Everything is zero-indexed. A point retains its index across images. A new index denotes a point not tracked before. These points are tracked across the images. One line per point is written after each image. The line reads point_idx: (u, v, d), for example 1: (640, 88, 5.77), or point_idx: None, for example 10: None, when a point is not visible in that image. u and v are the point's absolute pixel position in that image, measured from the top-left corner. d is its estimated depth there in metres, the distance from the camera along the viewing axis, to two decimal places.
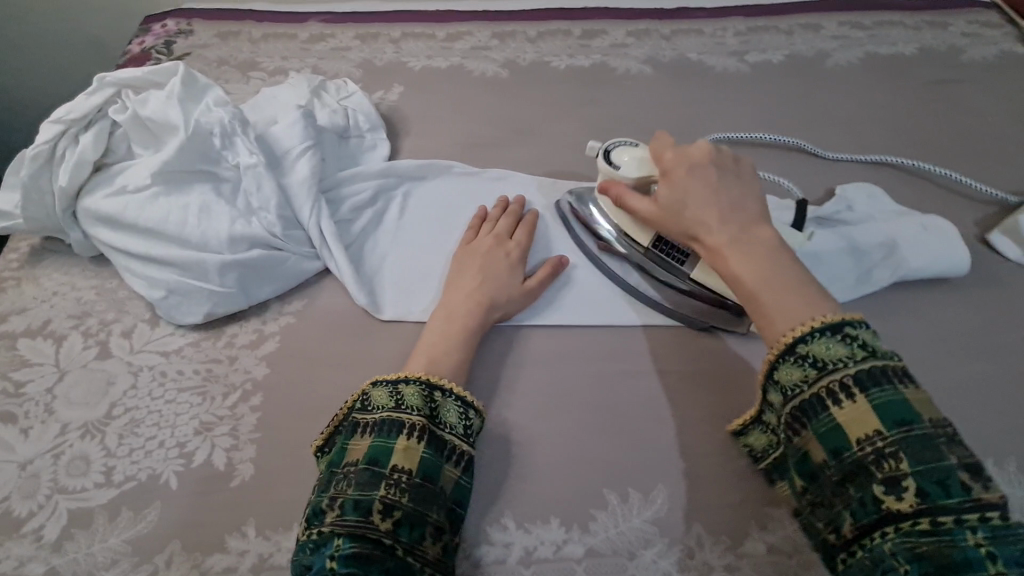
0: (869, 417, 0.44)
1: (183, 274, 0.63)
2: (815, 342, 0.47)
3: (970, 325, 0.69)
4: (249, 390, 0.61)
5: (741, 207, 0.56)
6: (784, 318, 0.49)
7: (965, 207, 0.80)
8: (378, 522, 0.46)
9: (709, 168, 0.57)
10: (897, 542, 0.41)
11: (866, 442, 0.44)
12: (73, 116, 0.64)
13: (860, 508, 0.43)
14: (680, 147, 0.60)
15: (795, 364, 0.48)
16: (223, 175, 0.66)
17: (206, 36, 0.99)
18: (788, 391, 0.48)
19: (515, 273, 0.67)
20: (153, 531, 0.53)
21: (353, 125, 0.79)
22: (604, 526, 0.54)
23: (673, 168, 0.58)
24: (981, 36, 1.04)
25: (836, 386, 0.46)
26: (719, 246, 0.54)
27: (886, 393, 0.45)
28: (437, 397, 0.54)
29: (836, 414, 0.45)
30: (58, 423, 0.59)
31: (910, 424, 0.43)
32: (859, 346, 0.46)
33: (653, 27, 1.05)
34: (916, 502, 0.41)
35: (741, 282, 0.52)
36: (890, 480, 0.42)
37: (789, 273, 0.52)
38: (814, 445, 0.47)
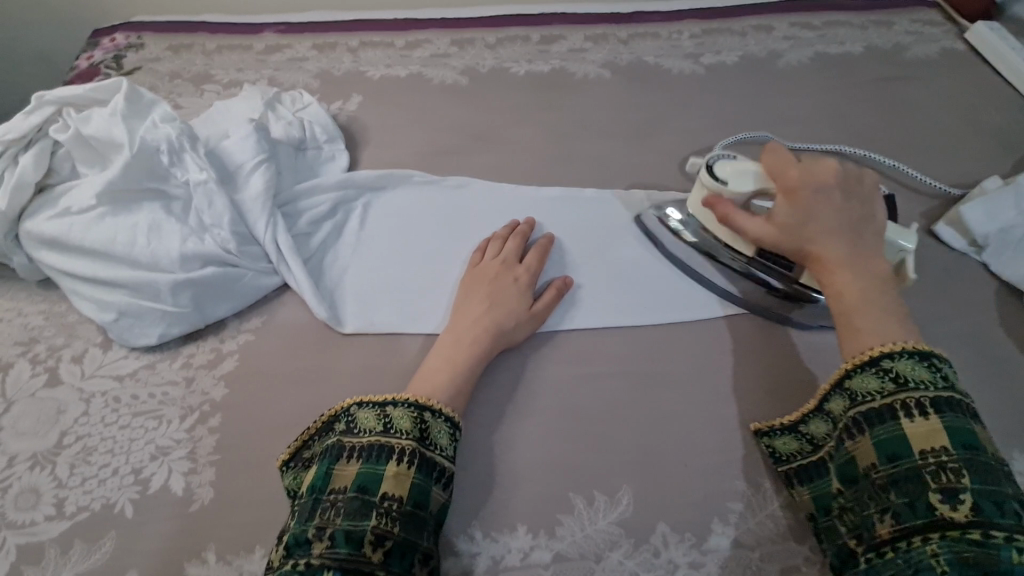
0: (938, 436, 0.47)
1: (135, 296, 0.62)
2: (902, 360, 0.50)
3: (921, 314, 0.71)
4: (208, 412, 0.60)
5: (859, 232, 0.58)
6: (879, 331, 0.52)
7: (912, 200, 0.83)
8: (370, 554, 0.47)
9: (833, 187, 0.59)
10: (942, 546, 0.43)
11: (930, 454, 0.47)
12: (11, 136, 0.62)
13: (907, 511, 0.46)
14: (803, 165, 0.61)
15: (875, 375, 0.51)
16: (173, 192, 0.64)
17: (157, 49, 0.97)
18: (858, 396, 0.51)
19: (526, 297, 0.67)
20: (108, 563, 0.51)
21: (309, 137, 0.78)
22: (571, 530, 0.55)
23: (797, 186, 0.59)
24: (924, 34, 1.08)
25: (912, 402, 0.49)
26: (832, 262, 0.57)
27: (958, 419, 0.48)
28: (427, 418, 0.54)
29: (904, 426, 0.48)
30: (5, 456, 0.57)
31: (975, 450, 0.46)
32: (940, 376, 0.50)
33: (610, 31, 1.06)
34: (970, 515, 0.44)
35: (843, 298, 0.55)
36: (947, 491, 0.45)
37: (888, 302, 0.55)
38: (870, 449, 0.49)
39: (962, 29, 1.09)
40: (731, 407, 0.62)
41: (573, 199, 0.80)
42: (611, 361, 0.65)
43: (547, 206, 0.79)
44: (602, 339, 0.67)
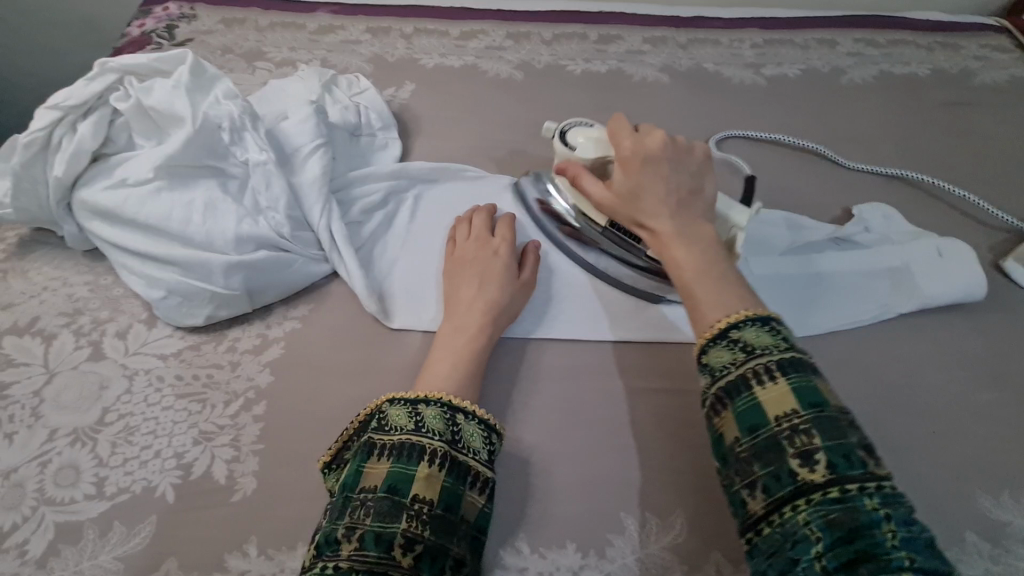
0: (789, 398, 0.43)
1: (184, 274, 0.60)
2: (747, 328, 0.47)
3: (986, 352, 0.68)
4: (253, 399, 0.58)
5: (688, 202, 0.57)
6: (713, 308, 0.50)
7: (978, 231, 0.80)
8: (400, 557, 0.44)
9: (661, 158, 0.58)
10: (810, 512, 0.38)
11: (784, 419, 0.42)
12: (71, 102, 0.60)
13: (774, 482, 0.40)
14: (637, 135, 0.61)
15: (726, 346, 0.46)
16: (231, 171, 0.63)
17: (210, 22, 0.96)
18: (715, 371, 0.46)
19: (511, 270, 0.66)
20: (147, 548, 0.50)
21: (364, 124, 0.76)
22: (622, 551, 0.53)
23: (631, 155, 0.59)
24: (992, 60, 1.04)
25: (760, 368, 0.44)
26: (666, 234, 0.55)
27: (803, 377, 0.44)
28: (459, 420, 0.52)
29: (756, 393, 0.44)
30: (46, 429, 0.55)
31: (822, 407, 0.42)
32: (783, 338, 0.46)
33: (669, 35, 1.03)
34: (827, 473, 0.39)
35: (681, 269, 0.53)
36: (803, 453, 0.40)
37: (727, 269, 0.53)
38: (730, 423, 0.44)
39: None
40: None
41: None
42: (664, 378, 0.63)
43: None
44: (656, 354, 0.65)
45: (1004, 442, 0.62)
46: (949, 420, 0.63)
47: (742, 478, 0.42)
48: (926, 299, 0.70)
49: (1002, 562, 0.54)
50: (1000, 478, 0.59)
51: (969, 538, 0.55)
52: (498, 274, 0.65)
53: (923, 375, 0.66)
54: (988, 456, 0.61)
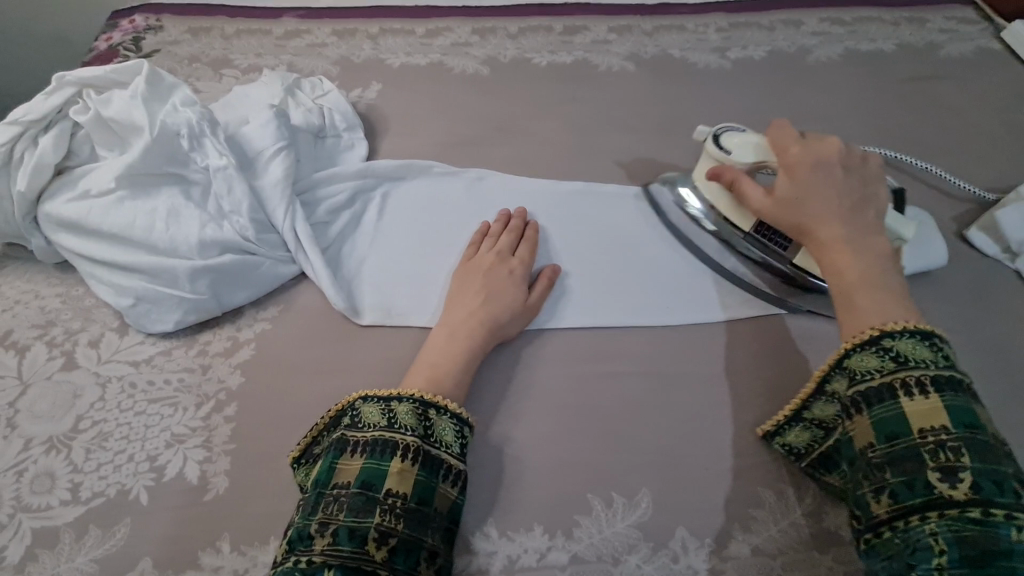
0: (939, 414, 0.44)
1: (152, 281, 0.61)
2: (904, 339, 0.47)
3: (953, 321, 0.69)
4: (223, 400, 0.59)
5: (859, 211, 0.57)
6: (878, 310, 0.50)
7: (943, 203, 0.81)
8: (374, 551, 0.46)
9: (831, 165, 0.59)
10: (941, 525, 0.41)
11: (930, 433, 0.44)
12: (31, 117, 0.61)
13: (905, 490, 0.43)
14: (805, 143, 0.62)
15: (875, 352, 0.48)
16: (192, 177, 0.64)
17: (177, 32, 0.96)
18: (857, 375, 0.48)
19: (520, 288, 0.65)
20: (122, 550, 0.51)
21: (328, 125, 0.77)
22: (588, 531, 0.54)
23: (798, 160, 0.60)
24: (958, 32, 1.05)
25: (912, 380, 0.46)
26: (828, 238, 0.55)
27: (959, 398, 0.45)
28: (431, 415, 0.53)
29: (904, 404, 0.45)
30: (21, 439, 0.56)
31: (976, 429, 0.43)
32: (941, 354, 0.47)
33: (634, 23, 1.04)
34: (970, 493, 0.41)
35: (841, 274, 0.53)
36: (945, 469, 0.42)
37: (892, 282, 0.53)
38: (867, 428, 0.46)
39: (998, 28, 1.05)
40: (749, 410, 0.61)
41: (594, 193, 0.78)
42: (633, 361, 0.64)
43: (552, 199, 0.77)
44: (626, 339, 0.66)
45: None
46: None
47: (870, 481, 0.45)
48: None
49: None
50: None
51: None
52: (508, 294, 0.64)
53: None
54: None
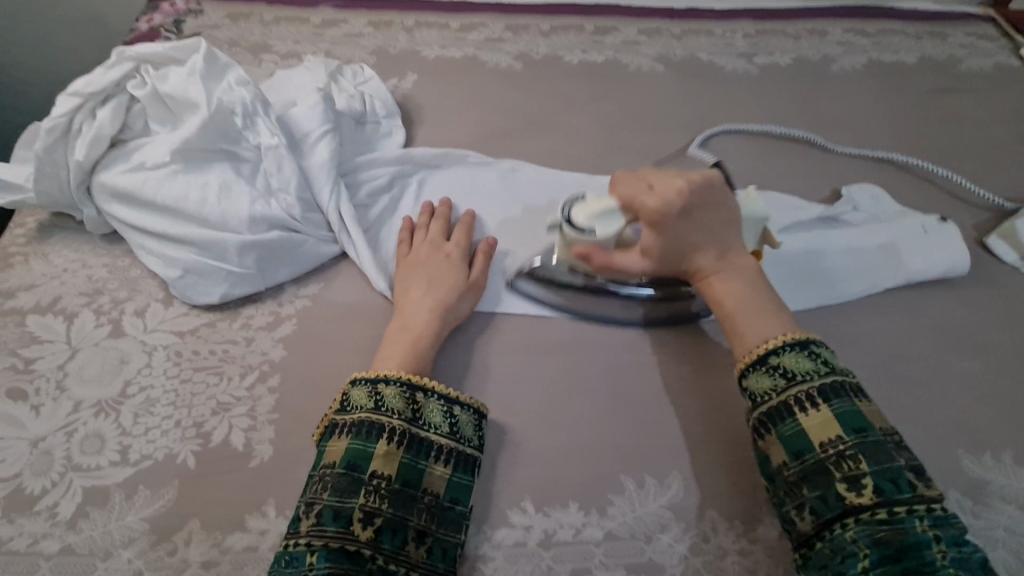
0: (831, 424, 0.49)
1: (201, 254, 0.63)
2: (786, 355, 0.52)
3: (972, 323, 0.71)
4: (267, 371, 0.61)
5: (722, 239, 0.58)
6: (758, 333, 0.54)
7: (963, 210, 0.83)
8: (358, 531, 0.49)
9: (689, 207, 0.57)
10: (858, 531, 0.46)
11: (830, 445, 0.49)
12: (91, 90, 0.63)
13: (823, 505, 0.48)
14: (655, 189, 0.57)
15: (766, 373, 0.52)
16: (243, 155, 0.66)
17: (217, 17, 0.98)
18: (757, 397, 0.52)
19: (460, 269, 0.66)
20: (170, 511, 0.52)
21: (369, 112, 0.79)
22: (622, 510, 0.55)
23: (661, 215, 0.56)
24: (978, 48, 1.07)
25: (802, 396, 0.51)
26: (706, 272, 0.58)
27: (844, 403, 0.50)
28: (419, 397, 0.55)
29: (801, 421, 0.50)
30: (71, 401, 0.58)
31: (865, 432, 0.49)
32: (822, 361, 0.52)
33: (664, 26, 1.06)
34: (874, 497, 0.46)
35: (723, 306, 0.57)
36: (850, 478, 0.47)
37: (763, 297, 0.57)
38: (778, 448, 0.50)
39: (1017, 45, 1.08)
40: None
41: None
42: (663, 349, 0.66)
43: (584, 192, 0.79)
44: (657, 328, 0.67)
45: (984, 407, 0.65)
46: (929, 386, 0.66)
47: (792, 498, 0.49)
48: (911, 273, 0.73)
49: (982, 517, 0.57)
50: (984, 441, 0.62)
51: (952, 494, 0.59)
52: (451, 276, 0.65)
53: (914, 345, 0.69)
54: (972, 421, 0.63)
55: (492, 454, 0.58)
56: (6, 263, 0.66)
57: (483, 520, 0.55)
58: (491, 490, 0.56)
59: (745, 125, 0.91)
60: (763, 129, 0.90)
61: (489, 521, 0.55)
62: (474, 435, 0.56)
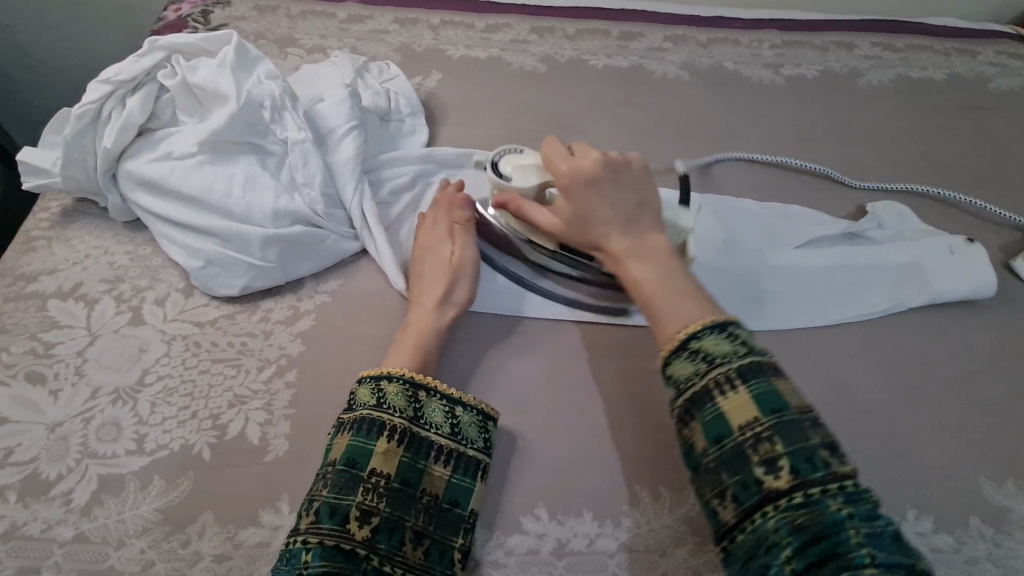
0: (749, 406, 0.45)
1: (223, 245, 0.63)
2: (706, 337, 0.48)
3: (996, 347, 0.70)
4: (284, 366, 0.60)
5: (638, 216, 0.58)
6: (674, 317, 0.51)
7: (990, 232, 0.82)
8: (355, 530, 0.48)
9: (600, 177, 0.59)
10: (778, 519, 0.41)
11: (746, 428, 0.44)
12: (122, 77, 0.63)
13: (742, 492, 0.43)
14: (572, 159, 0.61)
15: (688, 358, 0.48)
16: (270, 148, 0.66)
17: (244, 9, 0.98)
18: (678, 384, 0.48)
19: (444, 256, 0.65)
20: (184, 502, 0.52)
21: (394, 109, 0.79)
22: (637, 521, 0.55)
23: (570, 180, 0.59)
24: (1009, 67, 1.05)
25: (722, 378, 0.46)
26: (618, 251, 0.57)
27: (762, 383, 0.46)
28: (422, 396, 0.55)
29: (720, 404, 0.46)
30: (89, 387, 0.58)
31: (782, 411, 0.44)
32: (741, 342, 0.48)
33: (690, 33, 1.05)
34: (791, 479, 0.42)
35: (638, 284, 0.55)
36: (767, 461, 0.43)
37: (685, 279, 0.55)
38: (698, 433, 0.46)
39: None
40: None
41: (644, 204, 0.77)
42: None
43: None
44: None
45: (1007, 432, 0.64)
46: (951, 409, 0.65)
47: (713, 487, 0.45)
48: (937, 293, 0.72)
49: (1003, 545, 0.56)
50: (1006, 467, 0.61)
51: (972, 521, 0.58)
52: (436, 265, 0.64)
53: (937, 366, 0.68)
54: (994, 446, 0.62)
55: (507, 459, 0.57)
56: (30, 247, 0.67)
57: (496, 525, 0.54)
58: (506, 495, 0.56)
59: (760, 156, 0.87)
60: (777, 161, 0.86)
61: (502, 527, 0.54)
62: (477, 436, 0.55)
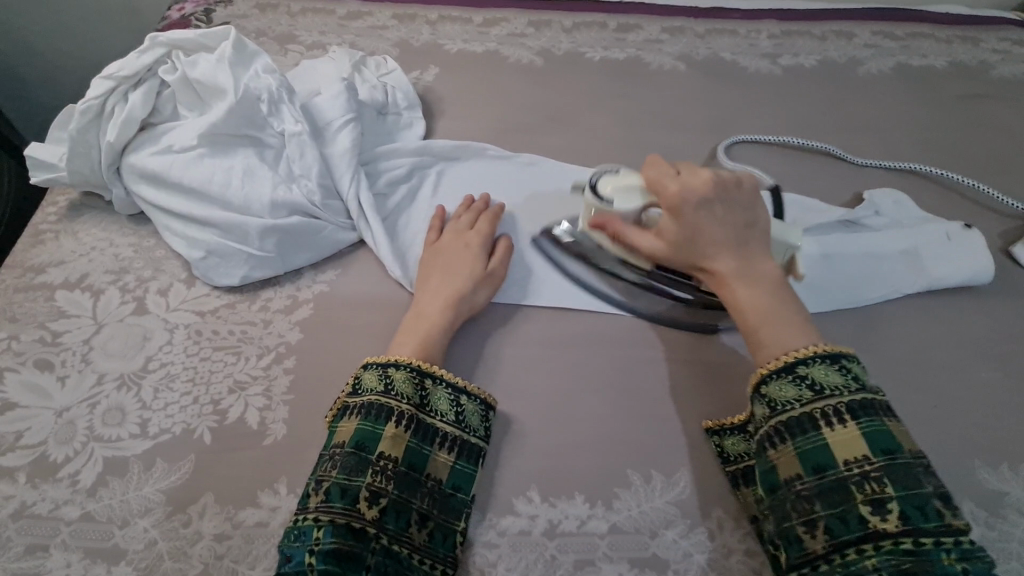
0: (858, 443, 0.47)
1: (224, 236, 0.64)
2: (815, 365, 0.49)
3: (994, 333, 0.70)
4: (283, 353, 0.62)
5: (746, 240, 0.57)
6: (780, 344, 0.51)
7: (988, 217, 0.82)
8: (364, 510, 0.49)
9: (711, 199, 0.57)
10: (879, 558, 0.43)
11: (853, 464, 0.46)
12: (124, 73, 0.65)
13: (841, 525, 0.45)
14: (681, 176, 0.60)
15: (792, 382, 0.49)
16: (268, 141, 0.68)
17: (246, 7, 1.00)
18: (778, 405, 0.50)
19: (480, 260, 0.67)
20: (186, 483, 0.54)
21: (390, 102, 0.80)
22: (628, 504, 0.55)
23: (681, 198, 0.58)
24: (1012, 53, 1.04)
25: (829, 410, 0.48)
26: (724, 273, 0.55)
27: (874, 422, 0.47)
28: (427, 384, 0.56)
29: (826, 435, 0.47)
30: (95, 373, 0.60)
31: (894, 454, 0.46)
32: (853, 377, 0.49)
33: (687, 24, 1.05)
34: (899, 523, 0.43)
35: (743, 308, 0.54)
36: (874, 501, 0.45)
37: (789, 307, 0.53)
38: (796, 461, 0.48)
39: None
40: None
41: None
42: (674, 347, 0.66)
43: None
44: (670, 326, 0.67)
45: (1003, 417, 0.63)
46: (948, 395, 0.65)
47: (806, 514, 0.47)
48: (932, 280, 0.72)
49: (997, 529, 0.56)
50: (1001, 451, 0.61)
51: (965, 505, 0.58)
52: (471, 265, 0.66)
53: (934, 352, 0.68)
54: (990, 431, 0.62)
55: (500, 443, 0.58)
56: (38, 239, 0.69)
57: (489, 506, 0.55)
58: (498, 479, 0.57)
59: (763, 138, 0.89)
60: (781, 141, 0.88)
61: (495, 508, 0.55)
62: (479, 425, 0.57)
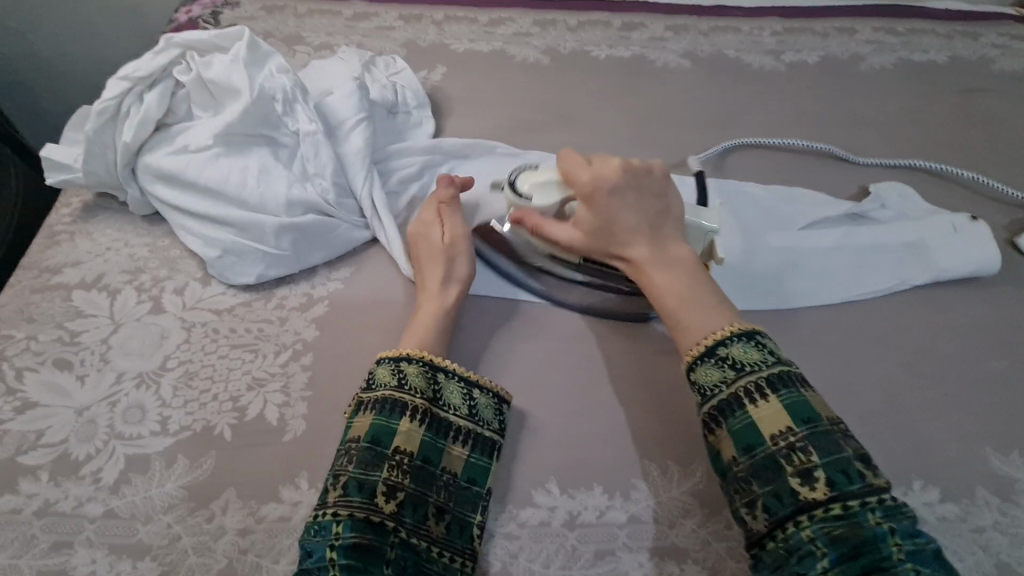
0: (782, 415, 0.48)
1: (240, 235, 0.65)
2: (734, 345, 0.52)
3: (1002, 323, 0.70)
4: (300, 350, 0.62)
5: (660, 226, 0.61)
6: (698, 326, 0.54)
7: (993, 209, 0.83)
8: (382, 504, 0.50)
9: (622, 186, 0.61)
10: (814, 528, 0.44)
11: (780, 437, 0.48)
12: (140, 74, 0.66)
13: (777, 502, 0.46)
14: (592, 165, 0.62)
15: (715, 365, 0.52)
16: (282, 140, 0.68)
17: (252, 9, 1.01)
18: (706, 390, 0.51)
19: (436, 234, 0.66)
20: (208, 479, 0.54)
21: (401, 102, 0.80)
22: (646, 494, 0.56)
23: (592, 187, 0.61)
24: (1012, 48, 1.05)
25: (751, 387, 0.50)
26: (642, 261, 0.59)
27: (792, 394, 0.49)
28: (440, 378, 0.57)
29: (752, 412, 0.49)
30: (113, 372, 0.60)
31: (814, 421, 0.48)
32: (769, 352, 0.51)
33: (690, 22, 1.06)
34: (828, 490, 0.45)
35: (660, 293, 0.58)
36: (802, 472, 0.46)
37: (708, 293, 0.57)
38: (729, 443, 0.49)
39: None
40: None
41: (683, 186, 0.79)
42: None
43: None
44: None
45: (1012, 405, 0.64)
46: (956, 384, 0.65)
47: (743, 496, 0.48)
48: (940, 271, 0.73)
49: (1009, 515, 0.57)
50: (1011, 438, 0.62)
51: (978, 491, 0.58)
52: (431, 245, 0.66)
53: (942, 342, 0.69)
54: (999, 419, 0.63)
55: (517, 436, 0.59)
56: (53, 240, 0.69)
57: (509, 498, 0.56)
58: (516, 471, 0.57)
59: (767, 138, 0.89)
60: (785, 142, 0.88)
61: (515, 500, 0.56)
62: (494, 419, 0.57)
